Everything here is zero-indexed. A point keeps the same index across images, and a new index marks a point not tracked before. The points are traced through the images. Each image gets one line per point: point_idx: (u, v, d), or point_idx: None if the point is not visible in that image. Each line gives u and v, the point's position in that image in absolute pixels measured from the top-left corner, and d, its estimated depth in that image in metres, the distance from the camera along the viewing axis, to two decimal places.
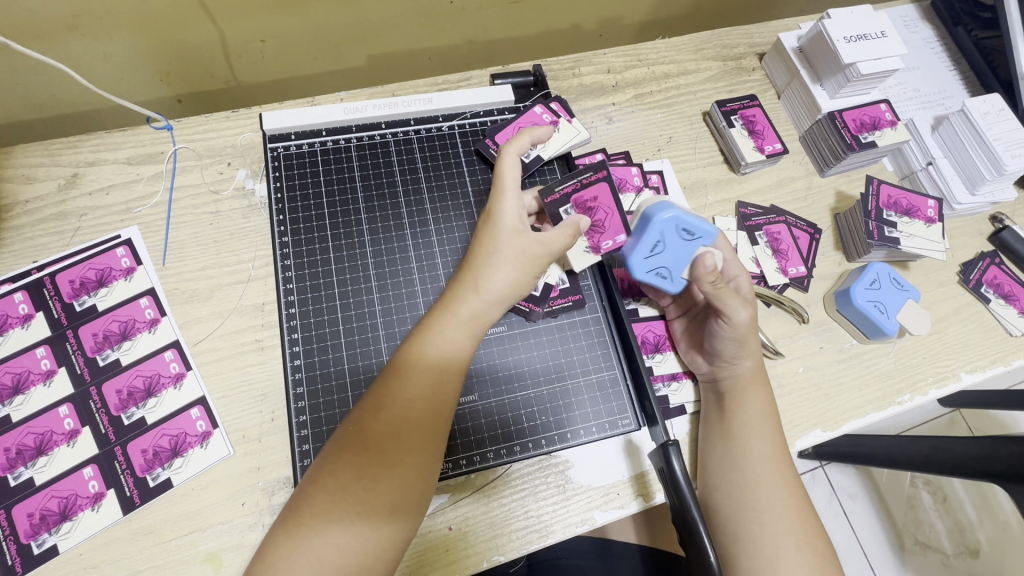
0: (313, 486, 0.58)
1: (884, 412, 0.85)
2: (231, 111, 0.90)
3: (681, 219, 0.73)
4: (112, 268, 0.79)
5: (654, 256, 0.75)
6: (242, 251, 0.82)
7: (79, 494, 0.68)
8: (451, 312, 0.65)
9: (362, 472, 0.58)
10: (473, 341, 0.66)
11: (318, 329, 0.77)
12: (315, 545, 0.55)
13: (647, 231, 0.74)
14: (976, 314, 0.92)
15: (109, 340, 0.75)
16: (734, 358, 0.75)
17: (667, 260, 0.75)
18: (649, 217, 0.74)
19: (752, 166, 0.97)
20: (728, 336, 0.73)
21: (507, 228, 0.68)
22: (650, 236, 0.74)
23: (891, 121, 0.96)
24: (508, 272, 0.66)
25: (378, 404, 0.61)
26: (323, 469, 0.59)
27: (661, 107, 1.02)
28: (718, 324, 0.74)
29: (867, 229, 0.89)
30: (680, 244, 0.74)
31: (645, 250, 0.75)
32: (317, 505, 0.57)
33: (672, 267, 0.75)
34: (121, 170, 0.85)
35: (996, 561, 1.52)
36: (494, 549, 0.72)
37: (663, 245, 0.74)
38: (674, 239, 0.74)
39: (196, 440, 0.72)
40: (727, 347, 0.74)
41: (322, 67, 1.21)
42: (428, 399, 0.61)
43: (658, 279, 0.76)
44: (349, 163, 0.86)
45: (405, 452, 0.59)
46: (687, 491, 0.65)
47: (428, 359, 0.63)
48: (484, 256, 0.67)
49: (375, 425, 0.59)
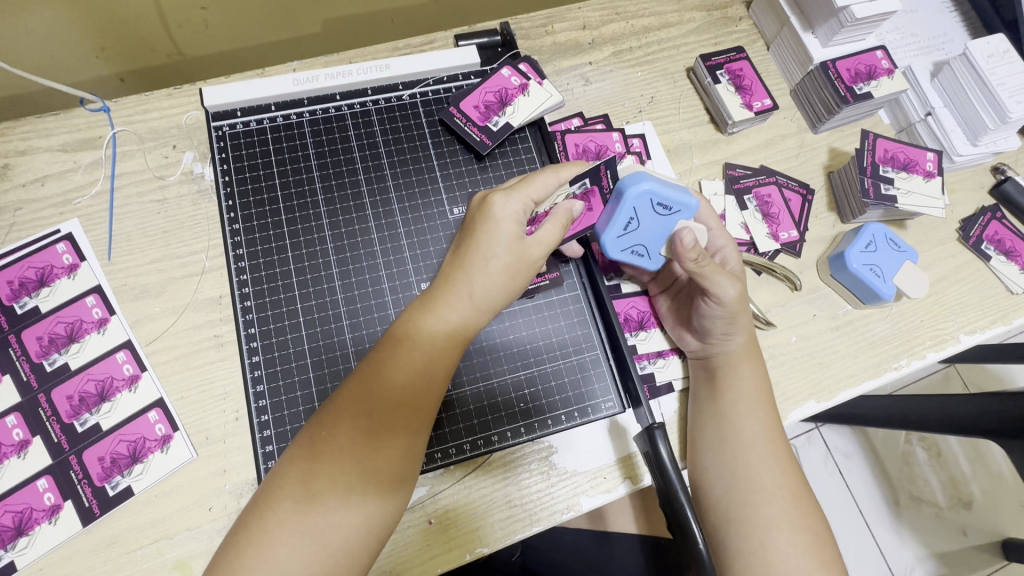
0: (279, 489, 0.53)
1: (880, 378, 0.82)
2: (172, 88, 0.82)
3: (657, 193, 0.66)
4: (54, 266, 0.73)
5: (628, 234, 0.70)
6: (194, 241, 0.76)
7: (34, 508, 0.65)
8: (438, 308, 0.60)
9: (340, 478, 0.53)
10: (462, 341, 0.61)
11: (276, 322, 0.72)
12: (280, 555, 0.50)
13: (620, 209, 0.67)
14: (975, 273, 0.88)
15: (55, 344, 0.70)
16: (725, 335, 0.71)
17: (641, 238, 0.71)
18: (620, 193, 0.67)
19: (740, 125, 0.91)
20: (718, 314, 0.69)
21: (506, 226, 0.62)
22: (623, 214, 0.68)
23: (887, 69, 0.90)
24: (500, 271, 0.61)
25: (358, 405, 0.56)
26: (292, 472, 0.54)
27: (642, 65, 0.95)
28: (706, 301, 0.69)
29: (863, 188, 0.84)
30: (656, 221, 0.69)
31: (619, 228, 0.69)
32: (284, 510, 0.52)
33: (648, 245, 0.71)
34: (56, 158, 0.78)
35: (988, 511, 1.53)
36: (477, 541, 0.69)
37: (636, 223, 0.69)
38: (648, 215, 0.68)
39: (156, 445, 0.68)
40: (716, 324, 0.70)
41: (277, 32, 1.13)
42: (412, 407, 0.57)
43: (635, 258, 0.72)
44: (303, 141, 0.80)
45: (386, 457, 0.55)
46: (674, 476, 0.63)
47: (412, 362, 0.58)
48: (474, 252, 0.61)
49: (355, 427, 0.55)
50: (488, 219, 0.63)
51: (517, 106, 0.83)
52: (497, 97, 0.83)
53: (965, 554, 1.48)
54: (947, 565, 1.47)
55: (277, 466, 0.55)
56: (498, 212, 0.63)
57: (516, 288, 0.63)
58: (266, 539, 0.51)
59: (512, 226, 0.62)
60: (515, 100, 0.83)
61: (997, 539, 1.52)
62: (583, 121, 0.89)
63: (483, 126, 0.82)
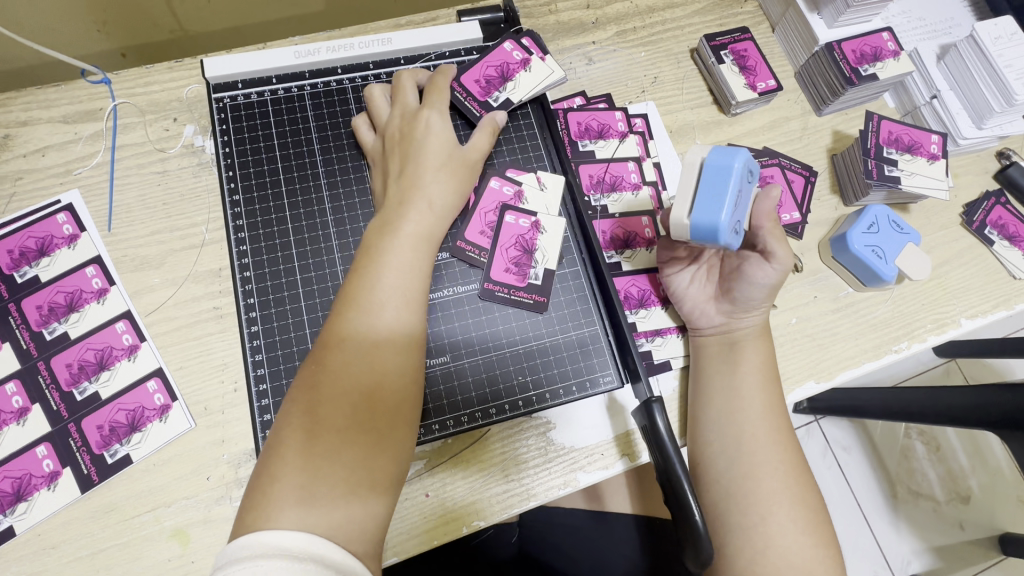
0: (287, 447, 0.52)
1: (880, 360, 0.81)
2: (173, 61, 0.82)
3: (751, 163, 0.61)
4: (54, 235, 0.73)
5: (736, 212, 0.60)
6: (194, 213, 0.76)
7: (33, 474, 0.65)
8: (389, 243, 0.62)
9: (341, 427, 0.53)
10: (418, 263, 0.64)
11: (275, 293, 0.72)
12: (302, 508, 0.49)
13: (734, 182, 0.58)
14: (978, 257, 0.88)
15: (55, 313, 0.70)
16: (755, 307, 0.72)
17: (739, 216, 0.62)
18: (730, 168, 0.58)
19: (743, 106, 0.90)
20: (768, 281, 0.69)
21: (428, 140, 0.71)
22: (737, 188, 0.59)
23: (893, 51, 0.89)
24: (441, 187, 0.69)
25: (332, 350, 0.57)
26: (291, 430, 0.53)
27: (645, 45, 0.94)
28: (761, 266, 0.69)
29: (866, 169, 0.83)
30: (746, 193, 0.63)
31: (733, 206, 0.59)
32: (298, 465, 0.51)
33: (741, 222, 0.63)
34: (57, 129, 0.78)
35: (985, 504, 1.53)
36: (474, 514, 0.69)
37: (741, 198, 0.61)
38: (745, 187, 0.62)
39: (155, 414, 0.68)
40: (760, 292, 0.70)
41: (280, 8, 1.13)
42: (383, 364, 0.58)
43: (736, 240, 0.62)
44: (303, 114, 0.80)
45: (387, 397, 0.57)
46: (670, 449, 0.62)
47: (377, 324, 0.59)
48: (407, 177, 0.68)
49: (343, 371, 0.55)
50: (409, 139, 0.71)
51: (518, 83, 0.82)
52: (498, 73, 0.82)
53: (961, 547, 1.48)
54: (943, 557, 1.47)
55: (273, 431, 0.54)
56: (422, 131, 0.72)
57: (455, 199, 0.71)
58: (276, 509, 0.49)
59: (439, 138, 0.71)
60: (516, 76, 0.82)
61: (995, 533, 1.51)
62: (586, 100, 0.89)
63: (483, 101, 0.81)
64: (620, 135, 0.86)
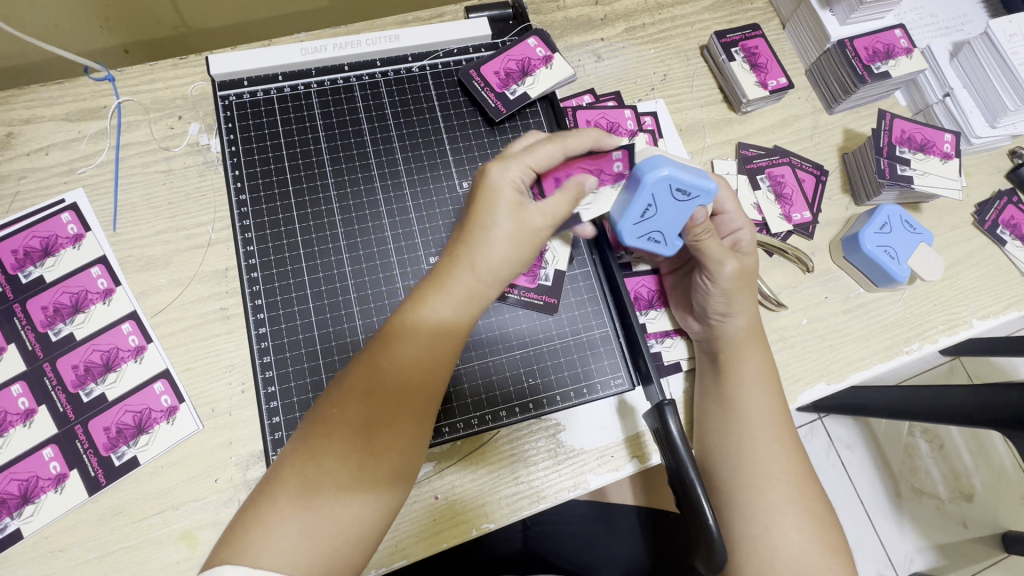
0: (292, 467, 0.52)
1: (891, 361, 0.81)
2: (178, 58, 0.81)
3: (674, 178, 0.65)
4: (59, 235, 0.72)
5: (645, 221, 0.68)
6: (199, 213, 0.75)
7: (40, 476, 0.64)
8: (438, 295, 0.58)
9: (355, 467, 0.52)
10: (464, 325, 0.59)
11: (283, 294, 0.72)
12: (295, 538, 0.49)
13: (636, 196, 0.66)
14: (990, 257, 0.87)
15: (61, 313, 0.70)
16: (723, 315, 0.70)
17: (660, 224, 0.68)
18: (638, 180, 0.66)
19: (754, 104, 0.89)
20: (712, 292, 0.69)
21: (509, 196, 0.60)
22: (640, 201, 0.66)
23: (906, 48, 0.88)
24: (506, 250, 0.59)
25: (361, 386, 0.54)
26: (301, 455, 0.52)
27: (654, 42, 0.93)
28: (701, 278, 0.70)
29: (878, 168, 0.82)
30: (673, 206, 0.67)
31: (635, 215, 0.67)
32: (300, 492, 0.51)
33: (665, 231, 0.69)
34: (60, 128, 0.77)
35: (989, 502, 1.53)
36: (484, 517, 0.68)
37: (654, 210, 0.67)
38: (666, 201, 0.66)
39: (162, 416, 0.67)
40: (712, 303, 0.70)
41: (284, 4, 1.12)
42: (416, 381, 0.56)
43: (651, 245, 0.70)
44: (310, 112, 0.79)
45: (401, 447, 0.54)
46: (683, 450, 0.62)
47: (416, 340, 0.56)
48: (482, 225, 0.59)
49: (360, 410, 0.53)
50: (491, 188, 0.61)
51: (537, 77, 0.81)
52: (519, 66, 0.81)
53: (964, 545, 1.48)
54: (946, 556, 1.47)
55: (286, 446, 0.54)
56: (498, 179, 0.61)
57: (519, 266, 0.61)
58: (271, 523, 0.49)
59: (522, 203, 0.60)
60: (537, 71, 0.81)
61: (998, 531, 1.51)
62: (595, 98, 0.87)
63: (500, 93, 0.81)
64: (630, 133, 0.84)
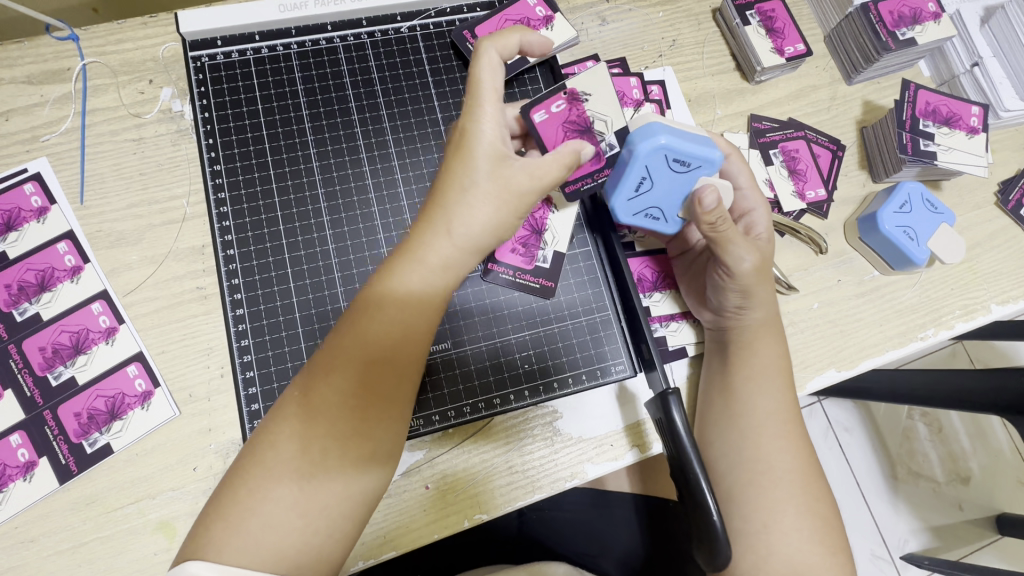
0: (260, 456, 0.48)
1: (904, 348, 0.77)
2: (147, 16, 0.74)
3: (671, 148, 0.61)
4: (21, 208, 0.67)
5: (640, 195, 0.65)
6: (173, 185, 0.70)
7: (7, 464, 0.61)
8: (410, 262, 0.53)
9: (326, 455, 0.49)
10: (443, 290, 0.54)
11: (262, 273, 0.67)
12: (265, 529, 0.46)
13: (630, 169, 0.63)
14: (1012, 239, 0.82)
15: (25, 292, 0.65)
16: (739, 310, 0.66)
17: (656, 199, 0.66)
18: (631, 151, 0.62)
19: (769, 73, 0.83)
20: (731, 288, 0.64)
21: (490, 151, 0.56)
22: (634, 173, 0.63)
23: (934, 13, 0.82)
24: (490, 213, 0.55)
25: (328, 366, 0.50)
26: (271, 438, 0.49)
27: (663, 5, 0.86)
28: (719, 272, 0.64)
29: (900, 142, 0.77)
30: (670, 178, 0.64)
31: (630, 190, 0.65)
32: (272, 481, 0.47)
33: (662, 207, 0.67)
34: (21, 91, 0.71)
35: (985, 486, 1.52)
36: (477, 507, 0.65)
37: (649, 183, 0.64)
38: (663, 171, 0.63)
39: (136, 401, 0.64)
40: (730, 297, 0.65)
41: None
42: (392, 357, 0.52)
43: (647, 221, 0.68)
44: (290, 76, 0.73)
45: (375, 428, 0.50)
46: (686, 441, 0.58)
47: (388, 312, 0.52)
48: (460, 180, 0.55)
49: (332, 386, 0.50)
50: (470, 146, 0.56)
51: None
52: (517, 27, 0.75)
53: (959, 528, 1.48)
54: (940, 538, 1.47)
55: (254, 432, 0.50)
56: (478, 136, 0.56)
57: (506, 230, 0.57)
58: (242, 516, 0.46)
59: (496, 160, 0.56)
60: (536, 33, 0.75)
61: (992, 514, 1.51)
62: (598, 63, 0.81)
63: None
64: (636, 103, 0.79)
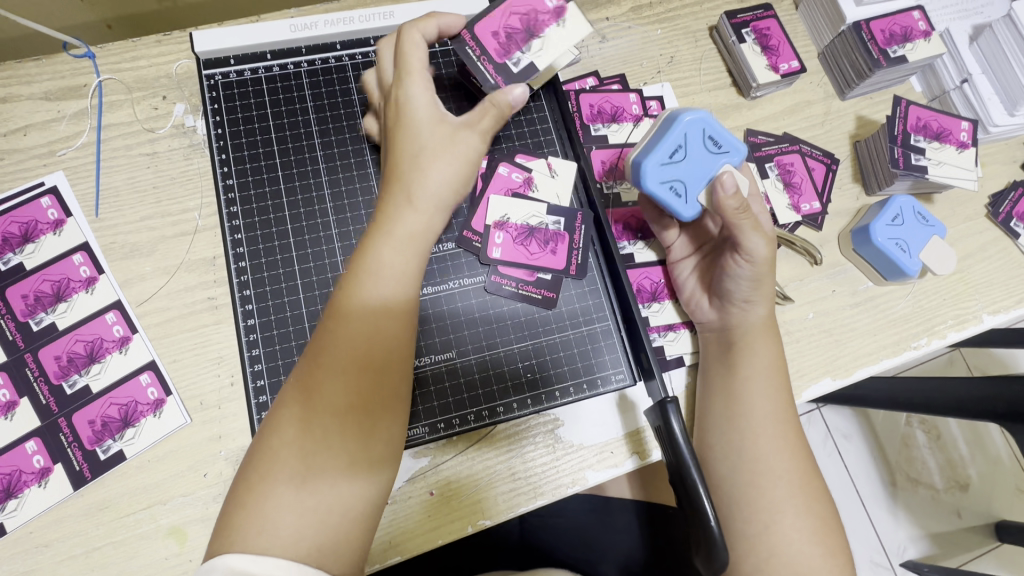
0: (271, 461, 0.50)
1: (898, 357, 0.79)
2: (161, 34, 0.77)
3: (709, 124, 0.65)
4: (38, 221, 0.69)
5: (671, 165, 0.65)
6: (185, 198, 0.72)
7: (23, 470, 0.62)
8: (369, 269, 0.55)
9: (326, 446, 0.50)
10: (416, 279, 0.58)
11: (273, 284, 0.69)
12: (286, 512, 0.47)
13: (669, 132, 0.65)
14: (1003, 250, 0.84)
15: (42, 302, 0.67)
16: (745, 304, 0.68)
17: (684, 174, 0.66)
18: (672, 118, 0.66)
19: (764, 88, 0.86)
20: (743, 275, 0.66)
21: (427, 116, 0.61)
22: (671, 138, 0.65)
23: (924, 31, 0.84)
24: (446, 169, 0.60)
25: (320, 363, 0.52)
26: (277, 439, 0.51)
27: (662, 22, 0.89)
28: (735, 259, 0.66)
29: (892, 157, 0.79)
30: (703, 157, 0.65)
31: (664, 154, 0.65)
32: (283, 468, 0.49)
33: (688, 184, 0.66)
34: (39, 107, 0.73)
35: (983, 493, 1.53)
36: (480, 513, 0.67)
37: (683, 153, 0.65)
38: (698, 148, 0.65)
39: (148, 409, 0.65)
40: (740, 286, 0.67)
41: None
42: (377, 348, 0.53)
43: (670, 195, 0.66)
44: (301, 93, 0.75)
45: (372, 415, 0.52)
46: (685, 448, 0.59)
47: (369, 303, 0.55)
48: (414, 146, 0.60)
49: (326, 390, 0.51)
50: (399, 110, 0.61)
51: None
52: (524, 23, 0.68)
53: (957, 535, 1.49)
54: (939, 545, 1.48)
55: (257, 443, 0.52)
56: (412, 98, 0.61)
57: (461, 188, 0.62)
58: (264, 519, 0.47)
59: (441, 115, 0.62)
60: (546, 30, 0.69)
61: (991, 521, 1.52)
62: (598, 81, 0.84)
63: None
64: (635, 119, 0.82)
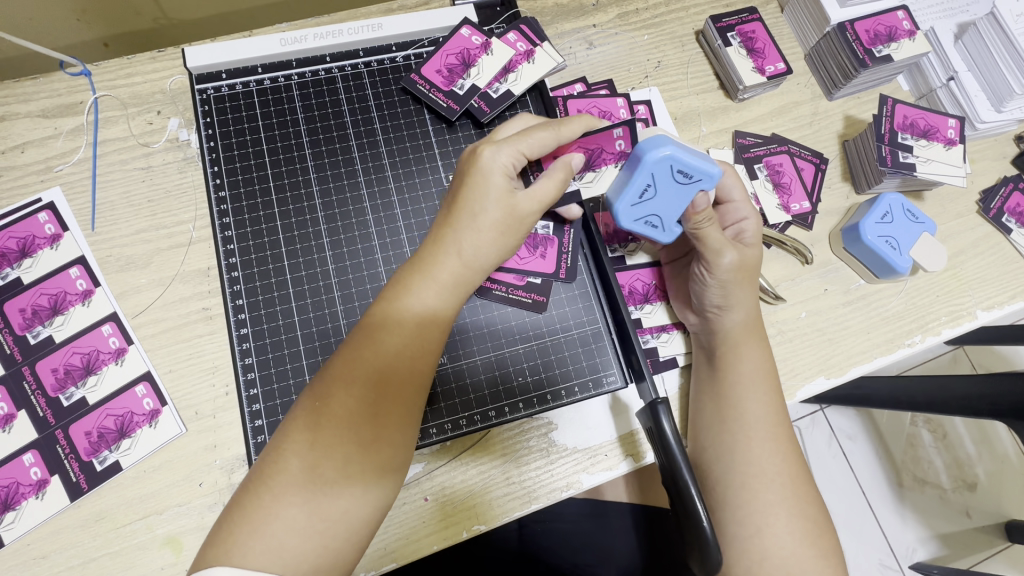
0: (280, 465, 0.50)
1: (892, 354, 0.79)
2: (156, 51, 0.78)
3: (675, 158, 0.61)
4: (36, 236, 0.70)
5: (643, 203, 0.65)
6: (180, 210, 0.73)
7: (21, 483, 0.63)
8: (409, 286, 0.58)
9: (343, 462, 0.51)
10: (450, 309, 0.59)
11: (265, 293, 0.70)
12: (297, 529, 0.48)
13: (634, 175, 0.63)
14: (995, 246, 0.84)
15: (39, 316, 0.68)
16: (721, 309, 0.68)
17: (658, 208, 0.65)
18: (638, 158, 0.63)
19: (751, 91, 0.86)
20: (710, 284, 0.67)
21: (499, 181, 0.61)
22: (638, 180, 0.63)
23: (908, 30, 0.85)
24: (492, 239, 0.60)
25: (343, 378, 0.53)
26: (286, 450, 0.51)
27: (648, 28, 0.90)
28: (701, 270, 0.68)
29: (879, 155, 0.80)
30: (673, 190, 0.63)
31: (633, 196, 0.64)
32: (301, 484, 0.49)
33: (663, 216, 0.65)
34: (37, 124, 0.74)
35: (992, 492, 1.52)
36: (475, 519, 0.67)
37: (652, 190, 0.64)
38: (667, 183, 0.63)
39: (144, 420, 0.66)
40: (711, 295, 0.68)
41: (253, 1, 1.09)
42: (406, 373, 0.55)
43: (647, 229, 0.66)
44: (291, 105, 0.77)
45: (389, 434, 0.53)
46: (676, 450, 0.59)
47: (402, 327, 0.56)
48: (467, 207, 0.60)
49: (344, 400, 0.52)
50: (482, 172, 0.61)
51: (482, 66, 0.78)
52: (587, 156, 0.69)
53: (967, 535, 1.47)
54: (948, 545, 1.46)
55: (265, 449, 0.52)
56: (490, 162, 0.61)
57: (505, 253, 0.62)
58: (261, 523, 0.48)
59: (503, 185, 0.61)
60: (604, 166, 0.69)
61: (1001, 520, 1.50)
62: (586, 86, 0.85)
63: (448, 91, 0.78)
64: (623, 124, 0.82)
